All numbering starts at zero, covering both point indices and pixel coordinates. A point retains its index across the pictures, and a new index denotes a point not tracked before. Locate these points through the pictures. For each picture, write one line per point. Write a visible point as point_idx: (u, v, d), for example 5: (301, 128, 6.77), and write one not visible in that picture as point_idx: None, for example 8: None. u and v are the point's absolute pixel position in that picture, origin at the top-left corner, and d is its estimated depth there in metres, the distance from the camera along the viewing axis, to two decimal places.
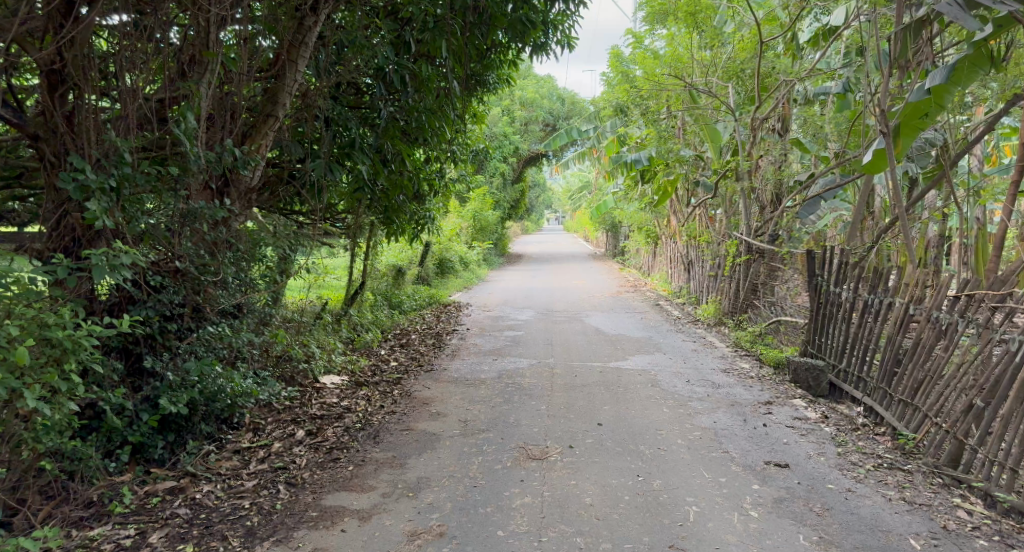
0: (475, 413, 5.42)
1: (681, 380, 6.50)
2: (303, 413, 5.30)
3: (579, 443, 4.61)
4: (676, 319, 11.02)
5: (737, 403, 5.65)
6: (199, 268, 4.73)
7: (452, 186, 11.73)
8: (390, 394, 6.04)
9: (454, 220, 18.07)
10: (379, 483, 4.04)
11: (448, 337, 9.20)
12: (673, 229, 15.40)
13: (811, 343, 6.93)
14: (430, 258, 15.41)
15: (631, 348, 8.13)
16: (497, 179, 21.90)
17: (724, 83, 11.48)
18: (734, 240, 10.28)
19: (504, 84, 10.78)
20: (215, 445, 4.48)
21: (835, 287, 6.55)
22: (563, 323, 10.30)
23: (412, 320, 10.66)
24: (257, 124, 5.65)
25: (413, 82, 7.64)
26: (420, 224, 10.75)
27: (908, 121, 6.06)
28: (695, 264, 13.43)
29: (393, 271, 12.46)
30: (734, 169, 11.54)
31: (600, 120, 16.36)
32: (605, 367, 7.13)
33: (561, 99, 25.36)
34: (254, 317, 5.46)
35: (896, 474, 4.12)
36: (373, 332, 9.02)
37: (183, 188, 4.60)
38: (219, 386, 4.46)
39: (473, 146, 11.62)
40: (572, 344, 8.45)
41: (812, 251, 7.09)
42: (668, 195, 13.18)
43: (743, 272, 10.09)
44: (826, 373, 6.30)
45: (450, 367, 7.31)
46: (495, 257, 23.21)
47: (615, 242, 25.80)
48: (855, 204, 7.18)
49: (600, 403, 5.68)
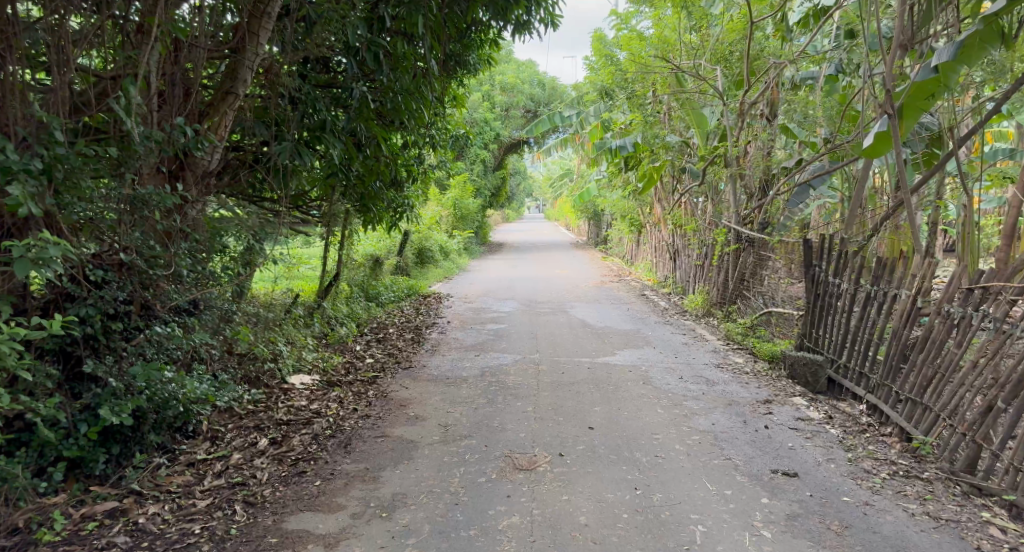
0: (456, 416, 5.03)
1: (674, 377, 6.13)
2: (268, 419, 4.86)
3: (570, 451, 4.24)
4: (663, 310, 10.69)
5: (734, 402, 5.31)
6: (148, 261, 4.28)
7: (431, 173, 11.30)
8: (365, 395, 5.62)
9: (433, 208, 17.60)
10: (349, 501, 3.64)
11: (427, 330, 8.78)
12: (658, 217, 15.05)
13: (807, 336, 6.57)
14: (410, 247, 14.96)
15: (618, 341, 7.75)
16: (477, 166, 21.44)
17: (713, 66, 11.12)
18: (724, 229, 9.94)
19: (484, 65, 10.39)
20: (167, 458, 4.06)
21: (834, 278, 6.18)
22: (547, 315, 9.92)
23: (390, 313, 10.23)
24: (215, 102, 5.22)
25: (389, 61, 7.23)
26: (398, 213, 10.30)
27: (913, 103, 5.63)
28: (681, 252, 13.10)
29: (370, 261, 12.04)
30: (722, 155, 11.22)
31: (583, 105, 15.96)
32: (594, 363, 6.76)
33: (542, 84, 24.93)
34: (214, 314, 5.02)
35: (915, 484, 3.80)
36: (349, 327, 8.59)
37: (129, 173, 4.15)
38: (171, 392, 4.03)
39: (453, 130, 11.18)
40: (557, 338, 8.05)
41: (808, 239, 6.71)
42: (654, 181, 12.82)
43: (732, 261, 9.76)
44: (825, 368, 5.95)
45: (429, 364, 6.90)
46: (476, 246, 22.79)
47: (598, 231, 25.46)
48: (855, 190, 6.83)
49: (589, 404, 5.30)
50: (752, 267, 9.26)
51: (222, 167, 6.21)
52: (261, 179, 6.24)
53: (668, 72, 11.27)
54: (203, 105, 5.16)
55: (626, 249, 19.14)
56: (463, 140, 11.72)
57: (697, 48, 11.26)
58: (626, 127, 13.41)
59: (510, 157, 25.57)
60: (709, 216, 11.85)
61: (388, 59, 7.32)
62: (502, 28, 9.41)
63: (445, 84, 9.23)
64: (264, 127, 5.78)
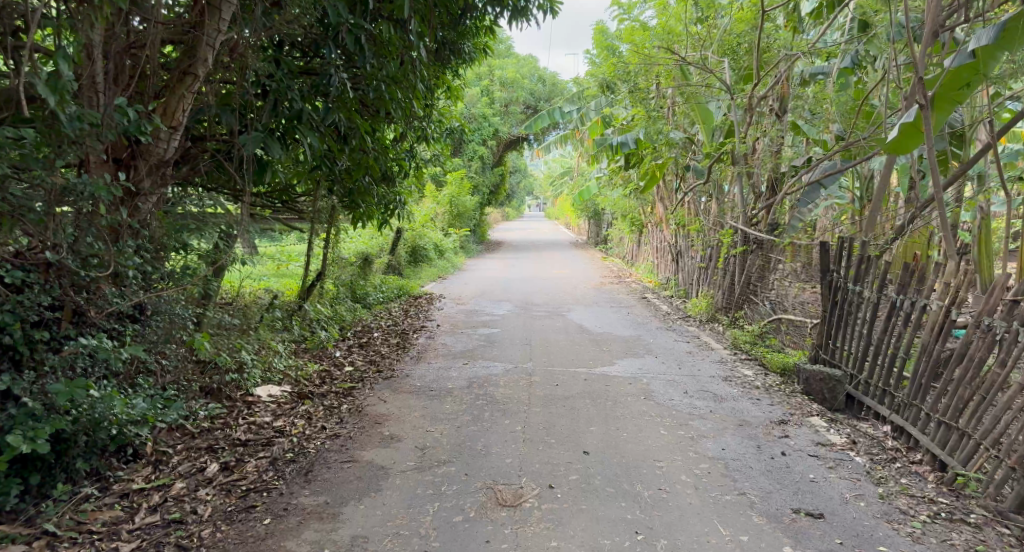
0: (436, 436, 4.51)
1: (678, 391, 5.59)
2: (223, 439, 4.34)
3: (561, 482, 3.72)
4: (665, 315, 10.16)
5: (745, 422, 4.79)
6: (79, 263, 3.89)
7: (423, 168, 10.77)
8: (337, 409, 5.09)
9: (428, 206, 17.08)
10: (299, 547, 3.18)
11: (414, 335, 8.25)
12: (661, 217, 14.49)
13: (823, 347, 6.01)
14: (403, 246, 14.44)
15: (618, 350, 7.20)
16: (474, 163, 20.89)
17: (720, 58, 10.58)
18: (730, 229, 9.40)
19: (479, 54, 9.86)
20: (98, 487, 3.56)
21: (853, 285, 5.61)
22: (543, 319, 9.39)
23: (378, 315, 9.70)
24: (173, 83, 4.73)
25: (372, 45, 6.71)
26: (388, 210, 9.76)
27: (945, 93, 5.15)
28: (684, 254, 12.57)
29: (360, 259, 11.50)
30: (729, 153, 10.69)
31: (584, 100, 15.41)
32: (590, 375, 6.22)
33: (543, 80, 24.33)
34: (166, 321, 4.49)
35: (963, 531, 3.35)
36: (330, 331, 8.06)
37: (62, 159, 3.61)
38: (102, 413, 3.50)
39: (448, 124, 10.64)
40: (551, 345, 7.51)
41: (824, 241, 6.14)
42: (657, 180, 12.30)
43: (738, 264, 9.23)
44: (844, 384, 5.39)
45: (413, 374, 6.36)
46: (473, 245, 22.23)
47: (599, 230, 24.88)
48: (876, 189, 6.28)
49: (583, 423, 4.76)
50: (759, 271, 8.74)
51: (184, 156, 5.67)
52: (226, 171, 5.69)
53: (673, 64, 10.74)
54: (158, 85, 4.67)
55: (627, 249, 18.60)
56: (458, 134, 11.18)
57: (704, 39, 10.71)
58: (627, 123, 12.87)
59: (509, 154, 25.00)
60: (714, 216, 11.31)
61: (372, 44, 6.79)
62: (497, 15, 8.88)
63: (436, 75, 8.69)
64: (230, 113, 5.24)
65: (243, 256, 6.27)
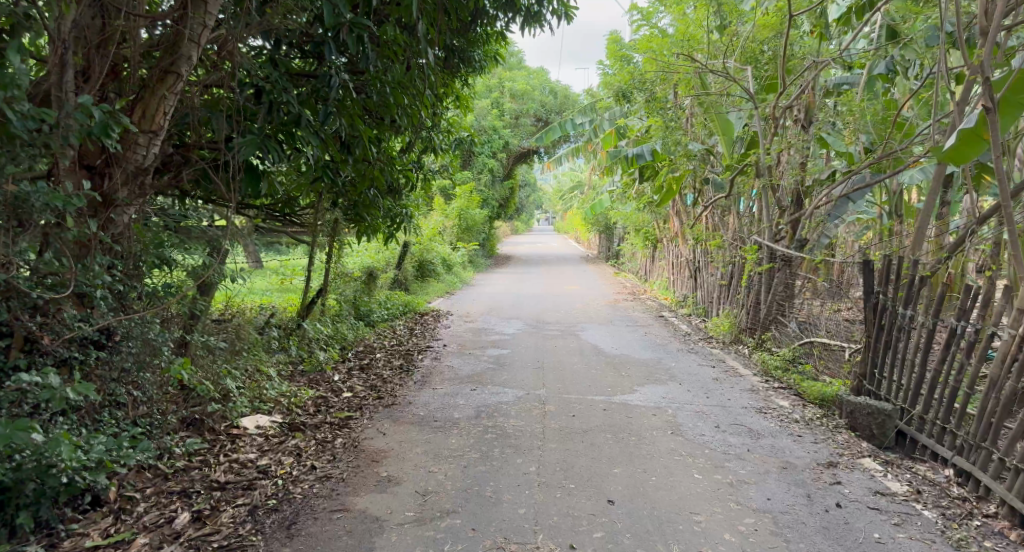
0: (440, 478, 4.00)
1: (708, 425, 5.07)
2: (200, 481, 3.85)
3: (584, 542, 3.34)
4: (684, 335, 9.62)
5: (788, 465, 4.27)
6: (30, 280, 3.51)
7: (430, 179, 10.31)
8: (331, 443, 4.61)
9: (435, 219, 16.59)
10: None
11: (419, 356, 7.74)
12: (677, 232, 13.96)
13: (867, 377, 5.45)
14: (410, 260, 13.95)
15: (638, 375, 6.67)
16: (484, 175, 20.43)
17: (743, 66, 10.10)
18: (754, 245, 8.88)
19: (490, 62, 9.41)
20: (45, 545, 3.15)
21: (904, 309, 5.05)
22: (557, 339, 8.87)
23: (382, 333, 9.20)
24: (153, 82, 4.23)
25: (376, 47, 6.26)
26: (394, 223, 9.29)
27: (1012, 96, 4.67)
28: (702, 270, 12.04)
29: (364, 273, 11.03)
30: (751, 165, 10.19)
31: (598, 112, 14.96)
32: (610, 403, 5.70)
33: (554, 92, 23.88)
34: (141, 346, 4.02)
35: None
36: (330, 351, 7.58)
37: None
38: (50, 459, 3.05)
39: (457, 134, 10.19)
40: (566, 369, 6.98)
41: (868, 260, 5.57)
42: (674, 194, 11.79)
43: (763, 282, 8.70)
44: (894, 419, 4.83)
45: (418, 400, 5.87)
46: (482, 259, 21.71)
47: (610, 245, 24.34)
48: (926, 203, 5.74)
49: (605, 464, 4.24)
50: (787, 291, 8.21)
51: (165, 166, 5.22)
52: (215, 181, 5.24)
53: (693, 71, 10.26)
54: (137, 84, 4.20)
55: (640, 265, 18.07)
56: (467, 144, 10.71)
57: (725, 46, 10.21)
58: (643, 134, 12.39)
59: (519, 167, 24.55)
60: (735, 231, 10.78)
61: (376, 46, 6.33)
62: (508, 21, 8.48)
63: (445, 83, 8.27)
64: (219, 116, 4.77)
65: (233, 272, 5.80)
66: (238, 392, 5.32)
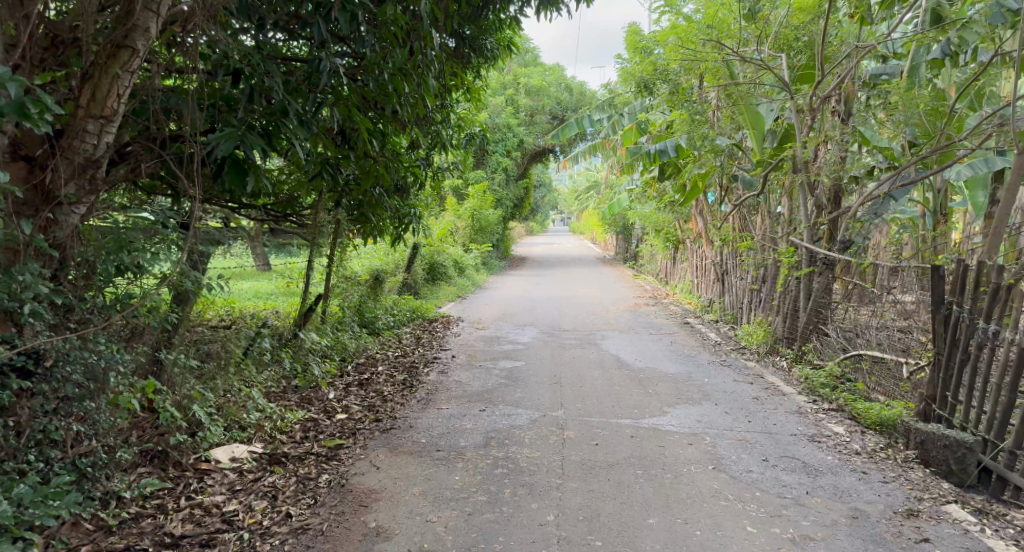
0: (438, 532, 3.41)
1: (756, 458, 4.39)
2: (149, 535, 3.40)
3: None
4: (714, 345, 8.89)
5: (859, 514, 3.58)
6: None
7: (440, 177, 9.65)
8: (317, 480, 4.00)
9: (446, 219, 15.93)
10: None
11: (424, 370, 7.05)
12: (701, 233, 13.21)
13: (937, 400, 4.70)
14: (420, 262, 13.30)
15: (668, 394, 5.96)
16: (498, 175, 19.83)
17: (776, 53, 9.34)
18: (791, 247, 8.13)
19: (503, 51, 8.75)
20: None
21: (986, 323, 4.31)
22: (575, 349, 8.18)
23: (386, 341, 8.55)
24: (105, 57, 3.56)
25: (374, 27, 5.59)
26: (401, 224, 8.62)
27: None
28: (730, 274, 11.28)
29: (370, 277, 10.39)
30: (785, 161, 9.43)
31: (616, 107, 14.22)
32: (639, 429, 5.00)
33: (570, 89, 23.12)
34: (83, 373, 3.42)
35: None
36: (327, 365, 6.92)
37: None
38: None
39: (468, 129, 9.51)
40: (586, 386, 6.29)
41: (934, 265, 4.79)
42: (699, 192, 11.06)
43: (802, 288, 7.96)
44: (976, 454, 4.15)
45: (421, 423, 5.20)
46: (496, 261, 21.03)
47: (628, 246, 23.57)
48: (1004, 201, 5.01)
49: (639, 511, 3.59)
50: (830, 298, 7.51)
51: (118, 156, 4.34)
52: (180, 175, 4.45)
53: (721, 60, 9.52)
54: (83, 62, 3.56)
55: (660, 267, 17.32)
56: (479, 140, 10.02)
57: (757, 33, 9.47)
58: (665, 129, 11.66)
59: (534, 166, 23.82)
60: (766, 232, 10.03)
61: (376, 26, 5.68)
62: (522, 5, 7.82)
63: (455, 73, 7.62)
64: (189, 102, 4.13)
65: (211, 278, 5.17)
66: (214, 416, 4.68)
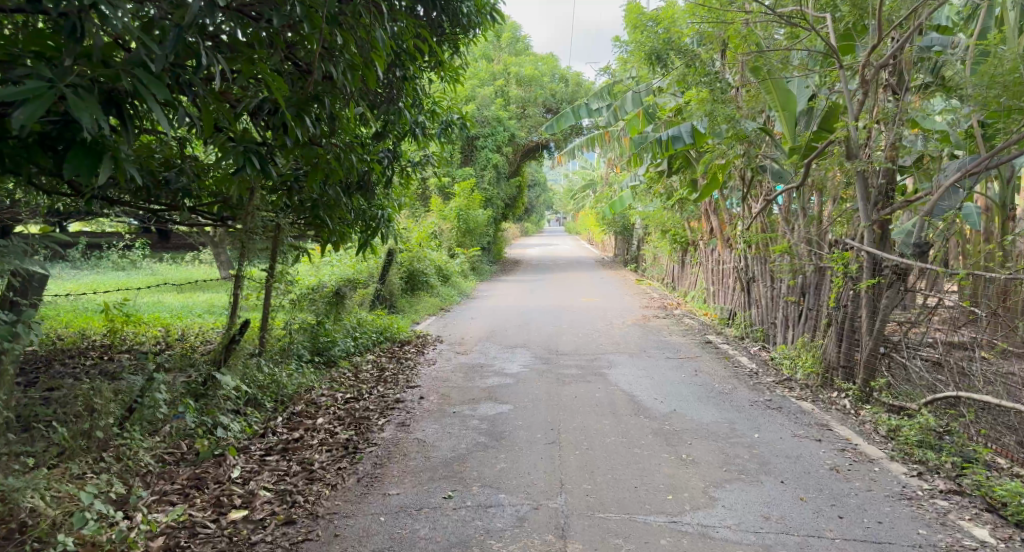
0: None
1: None
2: None
3: None
4: (750, 375, 7.21)
5: None
6: None
7: (409, 171, 7.95)
8: None
9: (428, 221, 14.24)
10: None
11: (378, 422, 5.29)
12: (716, 233, 11.51)
13: None
14: (396, 270, 11.57)
15: (711, 464, 4.27)
16: (488, 172, 18.16)
17: (819, 14, 7.61)
18: (844, 252, 6.43)
19: (484, 13, 7.04)
20: None
21: None
22: (577, 383, 6.48)
23: (338, 374, 6.81)
24: None
25: None
26: (360, 228, 6.91)
27: None
28: (757, 281, 9.58)
29: (331, 291, 8.68)
30: (829, 147, 7.73)
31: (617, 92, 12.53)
32: (682, 540, 3.34)
33: (565, 80, 21.38)
34: None
35: None
36: (247, 420, 5.17)
37: None
38: None
39: (445, 114, 7.79)
40: (596, 449, 4.58)
41: None
42: (718, 186, 9.36)
43: (862, 305, 6.26)
44: None
45: (354, 528, 3.52)
46: (486, 265, 19.26)
47: (628, 247, 21.91)
48: None
49: None
50: (903, 319, 5.84)
51: None
52: None
53: (749, 22, 7.79)
54: None
55: (667, 270, 15.67)
56: (457, 127, 8.30)
57: None
58: (677, 113, 9.95)
59: (528, 162, 22.05)
60: (803, 232, 8.35)
61: None
62: None
63: (428, 39, 6.09)
64: None
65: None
66: None
